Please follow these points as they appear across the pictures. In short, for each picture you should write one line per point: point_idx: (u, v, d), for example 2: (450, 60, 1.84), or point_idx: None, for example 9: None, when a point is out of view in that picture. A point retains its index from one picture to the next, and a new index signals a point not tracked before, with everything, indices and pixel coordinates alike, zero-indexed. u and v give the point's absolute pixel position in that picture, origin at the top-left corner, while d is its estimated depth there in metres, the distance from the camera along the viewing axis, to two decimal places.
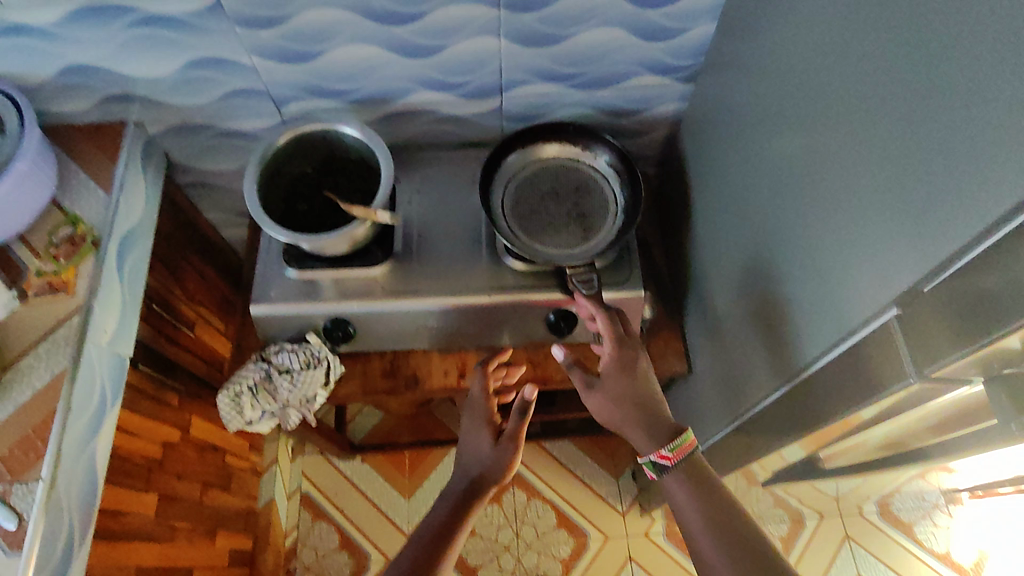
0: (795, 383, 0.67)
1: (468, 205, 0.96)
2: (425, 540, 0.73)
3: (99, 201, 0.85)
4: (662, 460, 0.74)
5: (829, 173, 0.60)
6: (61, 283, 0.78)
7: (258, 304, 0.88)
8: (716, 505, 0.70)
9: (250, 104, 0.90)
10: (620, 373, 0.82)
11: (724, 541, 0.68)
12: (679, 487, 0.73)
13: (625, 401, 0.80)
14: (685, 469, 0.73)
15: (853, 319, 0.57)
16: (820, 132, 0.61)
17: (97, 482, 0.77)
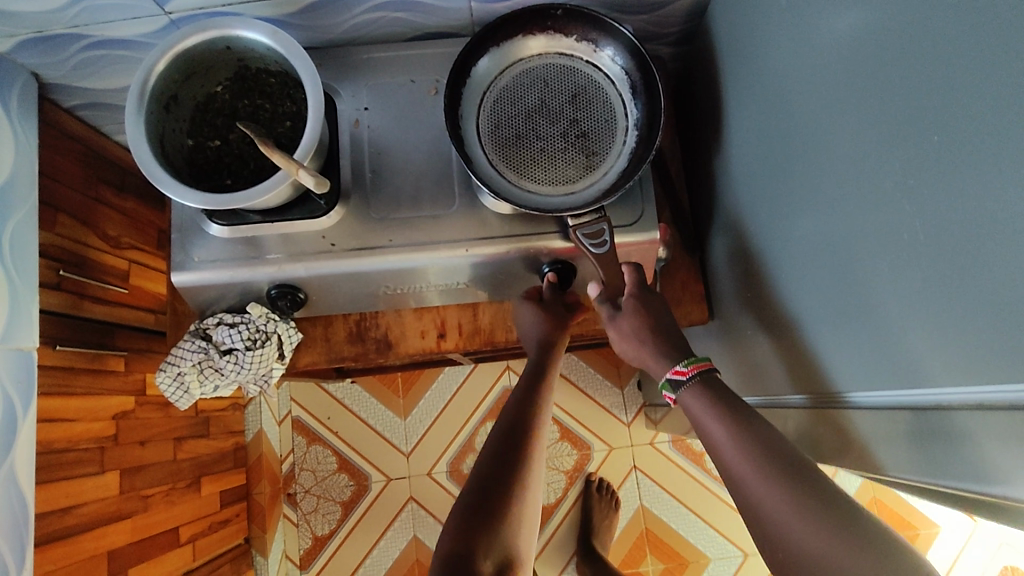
0: (922, 403, 0.48)
1: (433, 125, 0.75)
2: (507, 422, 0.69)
3: None
4: (676, 376, 0.62)
5: (962, 125, 0.39)
6: None
7: (180, 276, 0.71)
8: (741, 412, 0.57)
9: (121, 5, 0.64)
10: (641, 298, 0.69)
11: (750, 449, 0.54)
12: (696, 398, 0.60)
13: (642, 323, 0.67)
14: (701, 383, 0.61)
15: (983, 343, 0.40)
16: (957, 57, 0.39)
17: (27, 497, 0.68)
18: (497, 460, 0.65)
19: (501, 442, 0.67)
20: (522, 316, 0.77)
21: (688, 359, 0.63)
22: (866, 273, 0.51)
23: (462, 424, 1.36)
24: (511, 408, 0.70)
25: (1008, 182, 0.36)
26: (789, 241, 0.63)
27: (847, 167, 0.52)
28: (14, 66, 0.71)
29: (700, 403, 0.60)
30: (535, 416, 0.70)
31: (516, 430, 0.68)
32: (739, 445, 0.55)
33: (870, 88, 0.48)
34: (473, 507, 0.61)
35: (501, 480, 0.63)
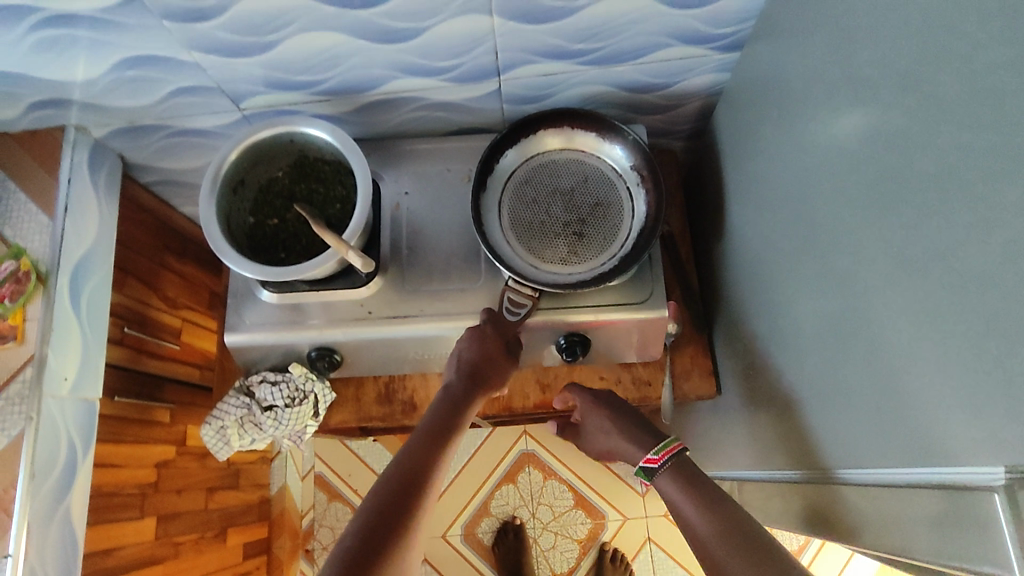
0: (890, 480, 0.52)
1: (464, 208, 0.83)
2: (426, 434, 0.70)
3: (45, 228, 0.76)
4: (649, 463, 0.68)
5: (913, 231, 0.46)
6: (9, 330, 0.71)
7: (231, 337, 0.78)
8: (710, 492, 0.63)
9: (203, 101, 0.77)
10: (602, 398, 0.78)
11: (723, 525, 0.59)
12: (671, 483, 0.66)
13: (605, 419, 0.76)
14: (673, 467, 0.66)
15: (936, 430, 0.46)
16: (902, 173, 0.46)
17: (79, 539, 0.74)
18: (424, 445, 0.69)
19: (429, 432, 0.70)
20: (466, 333, 0.75)
21: (658, 445, 0.69)
22: (852, 360, 0.56)
23: (479, 488, 1.39)
24: (435, 419, 0.72)
25: (947, 279, 0.43)
26: (788, 324, 0.68)
27: (830, 260, 0.58)
28: (106, 148, 0.83)
29: (673, 487, 0.65)
30: (454, 432, 0.72)
31: (433, 442, 0.69)
32: (711, 523, 0.60)
33: (842, 193, 0.55)
34: (372, 513, 0.62)
35: (409, 489, 0.64)
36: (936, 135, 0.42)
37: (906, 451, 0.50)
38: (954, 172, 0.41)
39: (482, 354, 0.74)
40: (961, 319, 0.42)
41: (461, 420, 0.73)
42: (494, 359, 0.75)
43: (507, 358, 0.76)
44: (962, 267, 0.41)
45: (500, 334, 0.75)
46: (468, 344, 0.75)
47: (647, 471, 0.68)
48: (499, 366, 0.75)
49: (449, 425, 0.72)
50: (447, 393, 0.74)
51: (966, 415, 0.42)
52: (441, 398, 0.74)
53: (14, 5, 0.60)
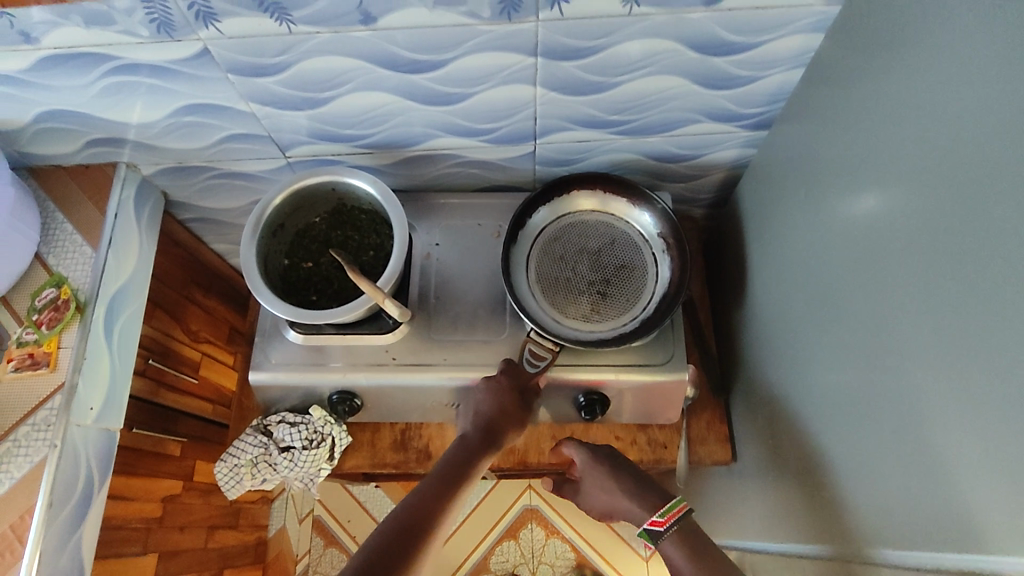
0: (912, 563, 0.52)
1: (492, 263, 0.85)
2: (438, 482, 0.68)
3: (87, 258, 0.78)
4: (653, 525, 0.68)
5: (937, 314, 0.48)
6: (43, 357, 0.72)
7: (257, 376, 0.80)
8: (716, 563, 0.63)
9: (251, 147, 0.81)
10: (602, 456, 0.77)
11: None
12: (676, 548, 0.66)
13: (606, 479, 0.75)
14: (678, 532, 0.67)
15: (963, 512, 0.46)
16: (927, 258, 0.49)
17: (85, 573, 0.73)
18: (434, 490, 0.67)
19: (441, 480, 0.69)
20: (488, 385, 0.75)
21: (664, 507, 0.69)
22: (876, 438, 0.57)
23: (479, 541, 1.37)
24: (449, 467, 0.70)
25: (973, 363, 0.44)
26: (810, 396, 0.70)
27: (854, 335, 0.60)
28: (150, 186, 0.87)
29: (678, 553, 0.65)
30: (467, 483, 0.70)
31: (444, 491, 0.67)
32: None
33: (865, 272, 0.57)
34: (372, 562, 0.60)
35: (411, 540, 0.62)
36: (960, 225, 0.45)
37: (929, 530, 0.50)
38: (978, 261, 0.43)
39: (501, 408, 0.74)
40: (987, 401, 0.43)
41: (474, 472, 0.71)
42: (512, 412, 0.74)
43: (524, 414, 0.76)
44: (988, 351, 0.43)
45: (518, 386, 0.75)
46: (488, 394, 0.75)
47: (651, 534, 0.68)
48: (517, 419, 0.75)
49: (463, 473, 0.70)
50: (463, 443, 0.73)
51: (993, 497, 0.43)
52: (457, 447, 0.73)
53: (91, 52, 0.64)
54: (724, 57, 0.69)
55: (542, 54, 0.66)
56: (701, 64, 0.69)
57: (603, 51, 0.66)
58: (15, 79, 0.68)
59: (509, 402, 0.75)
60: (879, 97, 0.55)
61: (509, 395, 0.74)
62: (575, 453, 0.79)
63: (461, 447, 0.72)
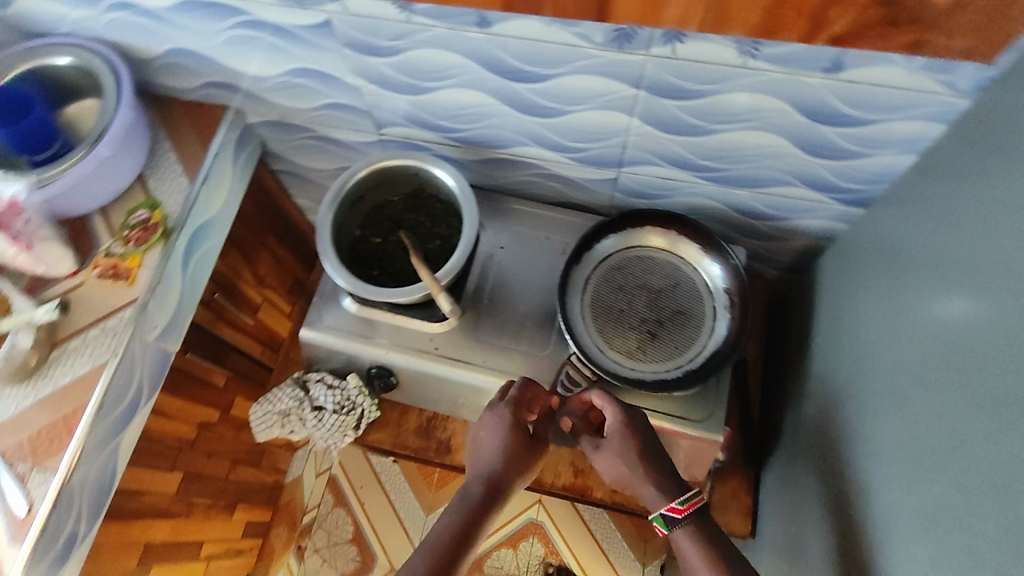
0: None
1: (551, 277, 0.86)
2: (439, 552, 0.67)
3: (182, 188, 0.84)
4: (671, 513, 0.68)
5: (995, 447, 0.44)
6: (124, 271, 0.78)
7: (307, 333, 0.83)
8: (731, 562, 0.65)
9: (348, 118, 0.85)
10: (636, 420, 0.71)
11: None
12: (690, 543, 0.67)
13: (632, 450, 0.69)
14: (694, 526, 0.67)
15: None
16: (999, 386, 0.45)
17: (115, 477, 0.78)
18: (438, 563, 0.66)
19: (451, 528, 0.68)
20: (488, 419, 0.72)
21: (683, 495, 0.68)
22: (903, 554, 0.54)
23: (478, 541, 1.38)
24: (450, 532, 0.68)
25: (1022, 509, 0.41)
26: (844, 493, 0.66)
27: (903, 444, 0.56)
28: (249, 133, 0.93)
29: (692, 548, 0.66)
30: (470, 548, 0.68)
31: (448, 563, 0.66)
32: None
33: (930, 381, 0.54)
34: None
35: None
36: None
37: None
38: None
39: (505, 451, 0.71)
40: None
41: (478, 535, 0.69)
42: (518, 453, 0.71)
43: (531, 452, 0.73)
44: None
45: (522, 424, 0.72)
46: (494, 446, 0.71)
47: (667, 520, 0.68)
48: (523, 458, 0.72)
49: (466, 540, 0.68)
50: (465, 501, 0.70)
51: None
52: (455, 504, 0.70)
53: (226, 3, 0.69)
54: (831, 127, 0.66)
55: (644, 87, 0.66)
56: (806, 129, 0.67)
57: (705, 96, 0.65)
58: (157, 16, 0.74)
59: (514, 443, 0.71)
60: (986, 205, 0.51)
61: (514, 436, 0.71)
62: (605, 406, 0.71)
63: (464, 505, 0.70)
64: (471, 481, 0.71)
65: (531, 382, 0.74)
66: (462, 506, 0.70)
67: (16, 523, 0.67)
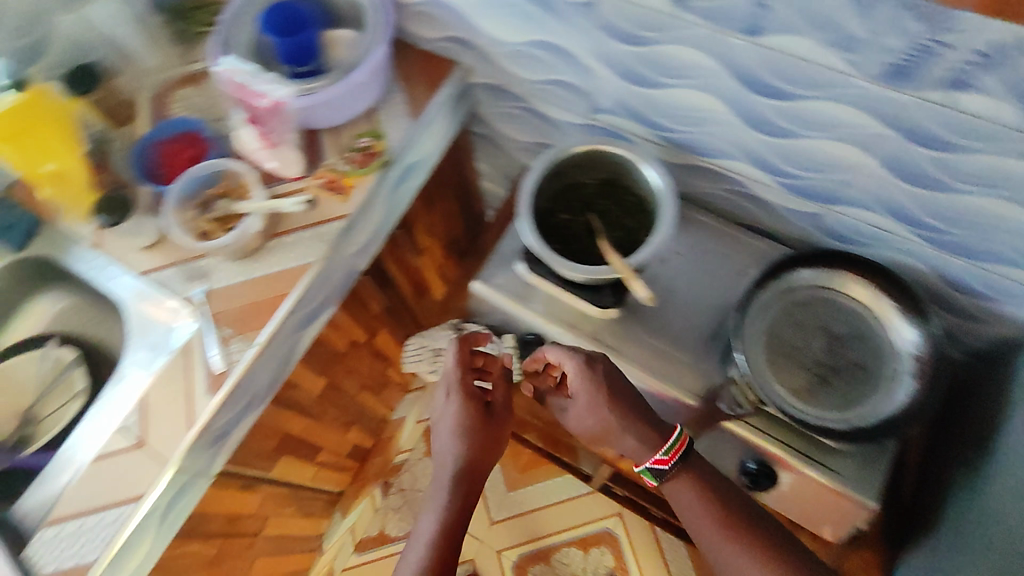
0: None
1: (725, 296, 0.85)
2: (438, 532, 0.76)
3: (402, 126, 0.90)
4: (654, 465, 0.75)
5: None
6: (341, 187, 0.86)
7: (479, 286, 0.89)
8: (730, 515, 0.74)
9: (566, 96, 0.87)
10: (596, 371, 0.75)
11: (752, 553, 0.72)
12: (691, 494, 0.75)
13: (603, 404, 0.75)
14: (688, 475, 0.76)
15: None
16: None
17: (288, 365, 0.86)
18: (445, 542, 0.75)
19: (441, 505, 0.78)
20: (443, 408, 0.83)
21: (667, 447, 0.74)
22: None
23: (551, 532, 1.39)
24: (444, 516, 0.77)
25: None
26: None
27: None
28: (465, 90, 0.98)
29: (697, 505, 0.75)
30: (461, 530, 0.78)
31: (451, 542, 0.76)
32: (742, 548, 0.72)
33: None
34: None
35: None
36: None
37: None
38: None
39: (459, 432, 0.82)
40: None
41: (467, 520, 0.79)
42: (478, 432, 0.82)
43: (487, 418, 0.84)
44: None
45: (460, 386, 0.83)
46: (456, 414, 0.82)
47: (656, 473, 0.76)
48: (487, 429, 0.83)
49: (456, 525, 0.77)
50: (446, 494, 0.80)
51: None
52: (441, 496, 0.79)
53: None
54: None
55: (897, 129, 0.64)
56: None
57: (963, 153, 0.62)
58: None
59: (466, 421, 0.82)
60: None
61: (461, 406, 0.83)
62: (565, 359, 0.77)
63: (449, 496, 0.79)
64: (444, 463, 0.82)
65: (459, 350, 0.84)
66: (442, 496, 0.79)
67: (213, 378, 0.76)
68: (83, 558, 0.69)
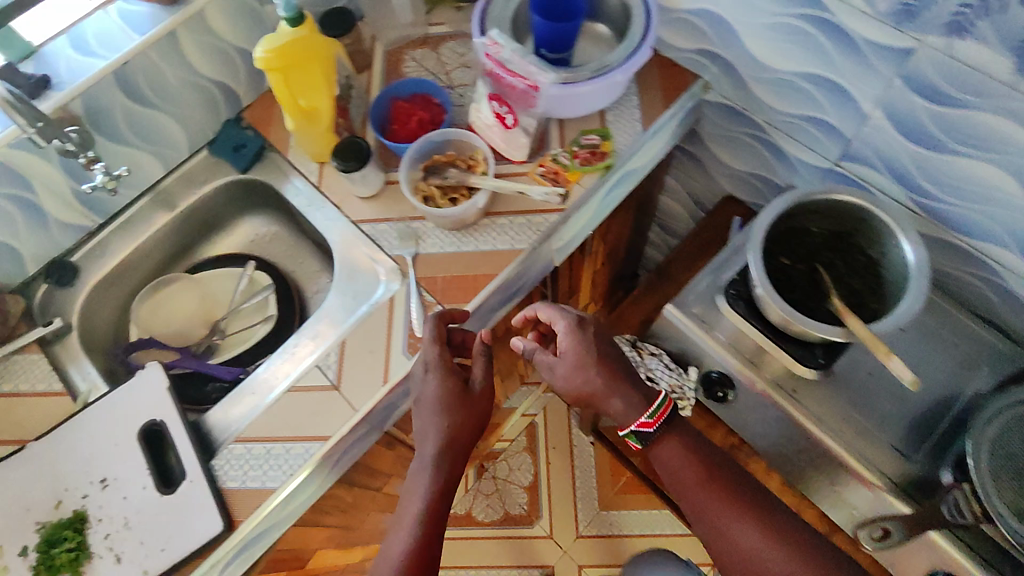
0: None
1: (951, 388, 0.78)
2: (425, 521, 0.65)
3: (634, 131, 0.87)
4: (640, 428, 0.71)
5: None
6: (563, 180, 0.84)
7: (674, 311, 0.86)
8: (710, 467, 0.72)
9: (818, 137, 0.82)
10: (587, 332, 0.72)
11: (756, 534, 0.68)
12: (674, 447, 0.72)
13: (593, 363, 0.71)
14: (667, 432, 0.72)
15: None
16: None
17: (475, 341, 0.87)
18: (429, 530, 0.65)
19: (420, 499, 0.66)
20: (422, 381, 0.72)
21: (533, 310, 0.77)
22: None
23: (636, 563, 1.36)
24: (422, 500, 0.66)
25: None
26: None
27: None
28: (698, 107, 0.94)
29: (673, 452, 0.72)
30: (445, 515, 0.67)
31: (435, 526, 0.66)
32: (745, 524, 0.68)
33: None
34: None
35: None
36: None
37: None
38: None
39: (437, 408, 0.70)
40: None
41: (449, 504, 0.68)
42: (464, 410, 0.70)
43: (470, 396, 0.72)
44: None
45: (441, 361, 0.73)
46: (437, 388, 0.71)
47: (641, 435, 0.72)
48: (472, 409, 0.72)
49: (439, 513, 0.67)
50: (429, 481, 0.67)
51: None
52: (419, 478, 0.68)
53: None
54: None
55: None
56: None
57: None
58: None
59: (445, 397, 0.70)
60: None
61: (441, 380, 0.71)
62: (556, 318, 0.74)
63: (433, 483, 0.67)
64: (423, 453, 0.69)
65: (437, 326, 0.75)
66: (424, 478, 0.67)
67: (410, 342, 0.78)
68: (267, 482, 0.72)
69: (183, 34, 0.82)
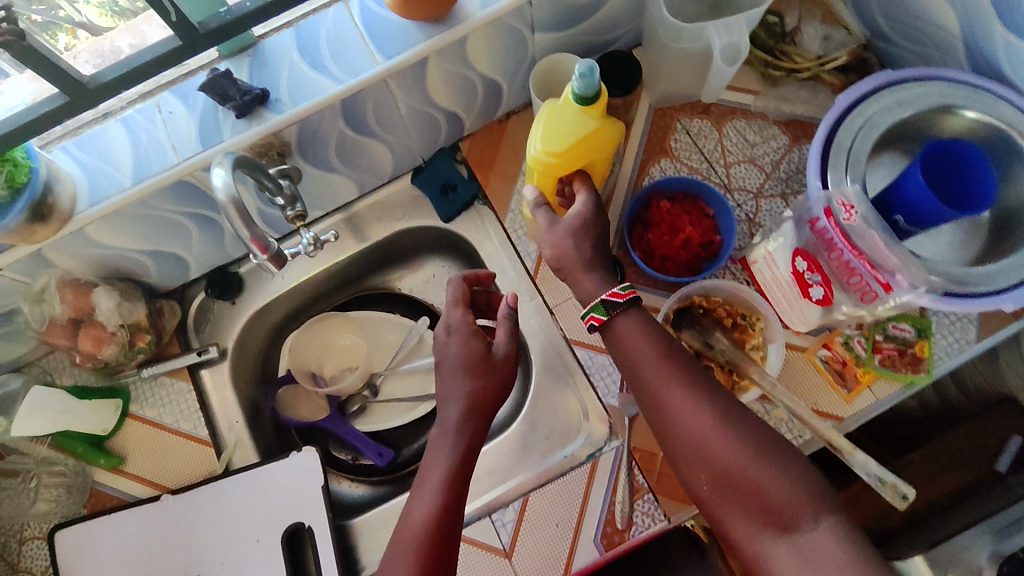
0: None
1: None
2: (450, 481, 0.54)
3: (962, 336, 0.65)
4: (610, 299, 0.57)
5: None
6: (852, 379, 0.64)
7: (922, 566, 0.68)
8: (673, 344, 0.57)
9: None
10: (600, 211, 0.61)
11: (704, 407, 0.53)
12: (633, 323, 0.57)
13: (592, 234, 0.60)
14: (633, 315, 0.58)
15: None
16: None
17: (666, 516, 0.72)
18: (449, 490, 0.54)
19: (441, 466, 0.55)
20: (438, 342, 0.61)
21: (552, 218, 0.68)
22: None
23: None
24: (445, 461, 0.55)
25: None
26: None
27: None
28: None
29: (633, 328, 0.57)
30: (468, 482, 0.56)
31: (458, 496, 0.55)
32: (695, 394, 0.54)
33: None
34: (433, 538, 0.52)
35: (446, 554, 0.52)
36: None
37: None
38: None
39: (461, 374, 0.58)
40: None
41: (469, 473, 0.56)
42: (487, 377, 0.58)
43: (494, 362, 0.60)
44: None
45: (466, 322, 0.61)
46: (461, 346, 0.59)
47: (606, 307, 0.58)
48: (497, 377, 0.59)
49: (455, 473, 0.55)
50: (442, 444, 0.56)
51: None
52: (439, 445, 0.56)
53: None
54: None
55: None
56: None
57: None
58: None
59: (467, 361, 0.59)
60: None
61: (463, 342, 0.60)
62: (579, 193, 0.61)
63: (454, 452, 0.56)
64: (446, 418, 0.57)
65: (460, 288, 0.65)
66: (444, 442, 0.56)
67: (606, 532, 0.64)
68: None
69: (434, 62, 0.62)
